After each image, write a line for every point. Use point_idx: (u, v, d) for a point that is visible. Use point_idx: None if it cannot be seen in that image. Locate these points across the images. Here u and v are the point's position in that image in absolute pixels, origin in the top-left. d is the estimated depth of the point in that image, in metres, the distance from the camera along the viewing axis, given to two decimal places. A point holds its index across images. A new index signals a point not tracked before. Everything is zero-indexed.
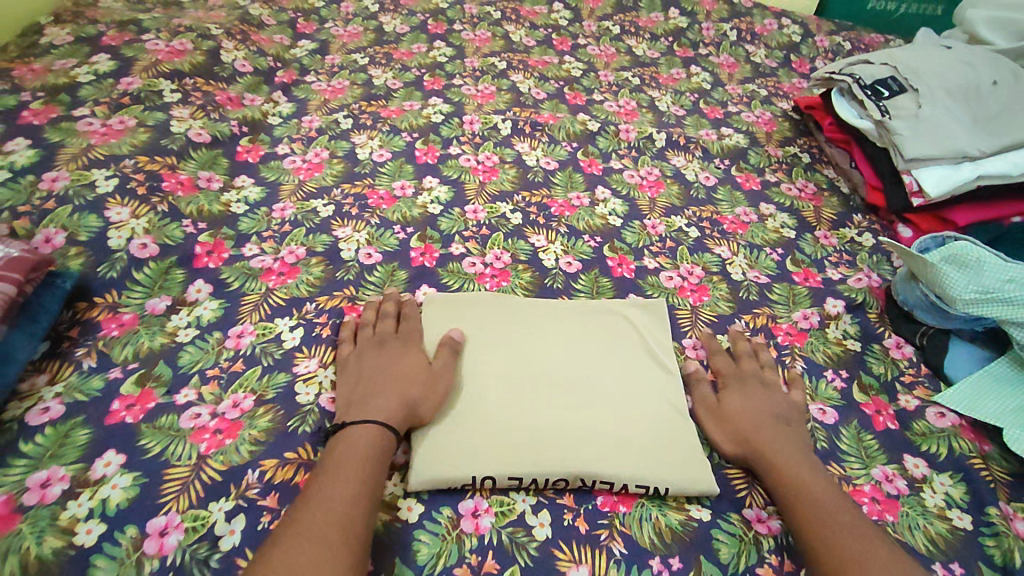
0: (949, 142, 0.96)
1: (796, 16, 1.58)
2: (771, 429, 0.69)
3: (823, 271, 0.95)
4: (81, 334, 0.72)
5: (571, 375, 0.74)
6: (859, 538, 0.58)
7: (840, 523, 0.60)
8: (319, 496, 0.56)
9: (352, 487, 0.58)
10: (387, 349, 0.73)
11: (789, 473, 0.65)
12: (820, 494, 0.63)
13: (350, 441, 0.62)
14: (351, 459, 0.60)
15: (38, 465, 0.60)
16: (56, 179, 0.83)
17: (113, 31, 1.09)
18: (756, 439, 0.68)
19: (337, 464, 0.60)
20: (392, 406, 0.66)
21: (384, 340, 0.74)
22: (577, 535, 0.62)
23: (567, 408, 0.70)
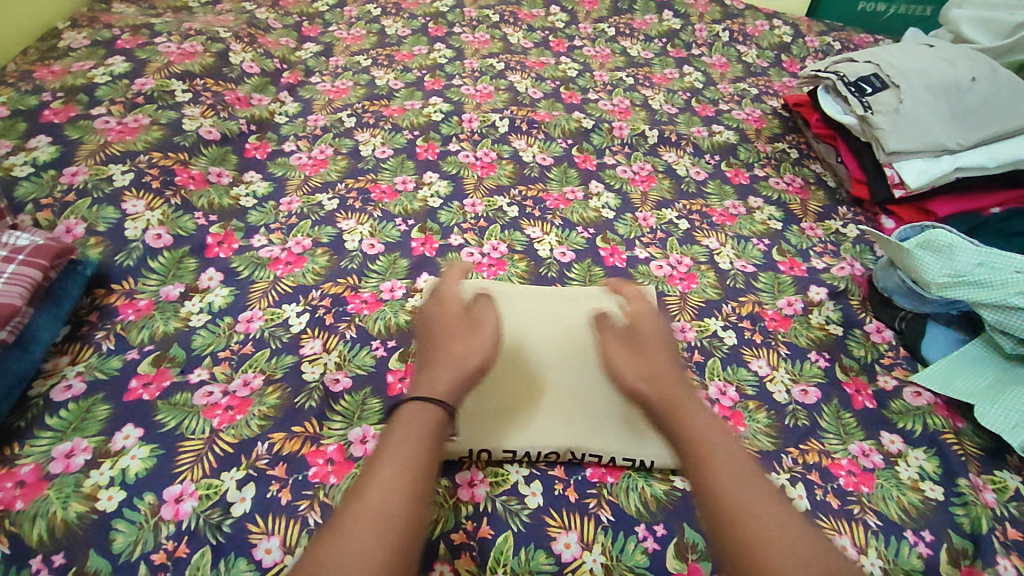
0: (927, 136, 1.01)
1: (787, 18, 1.62)
2: (681, 377, 0.66)
3: (808, 261, 0.99)
4: (100, 318, 0.77)
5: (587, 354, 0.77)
6: (760, 486, 0.55)
7: (747, 472, 0.56)
8: (378, 486, 0.53)
9: (412, 479, 0.54)
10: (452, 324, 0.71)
11: (700, 419, 0.61)
12: (727, 440, 0.59)
13: (415, 421, 0.58)
14: (417, 445, 0.57)
15: (62, 437, 0.65)
16: (75, 174, 0.87)
17: (128, 35, 1.13)
18: (674, 386, 0.65)
19: (402, 448, 0.56)
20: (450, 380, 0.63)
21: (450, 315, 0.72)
22: (567, 503, 0.65)
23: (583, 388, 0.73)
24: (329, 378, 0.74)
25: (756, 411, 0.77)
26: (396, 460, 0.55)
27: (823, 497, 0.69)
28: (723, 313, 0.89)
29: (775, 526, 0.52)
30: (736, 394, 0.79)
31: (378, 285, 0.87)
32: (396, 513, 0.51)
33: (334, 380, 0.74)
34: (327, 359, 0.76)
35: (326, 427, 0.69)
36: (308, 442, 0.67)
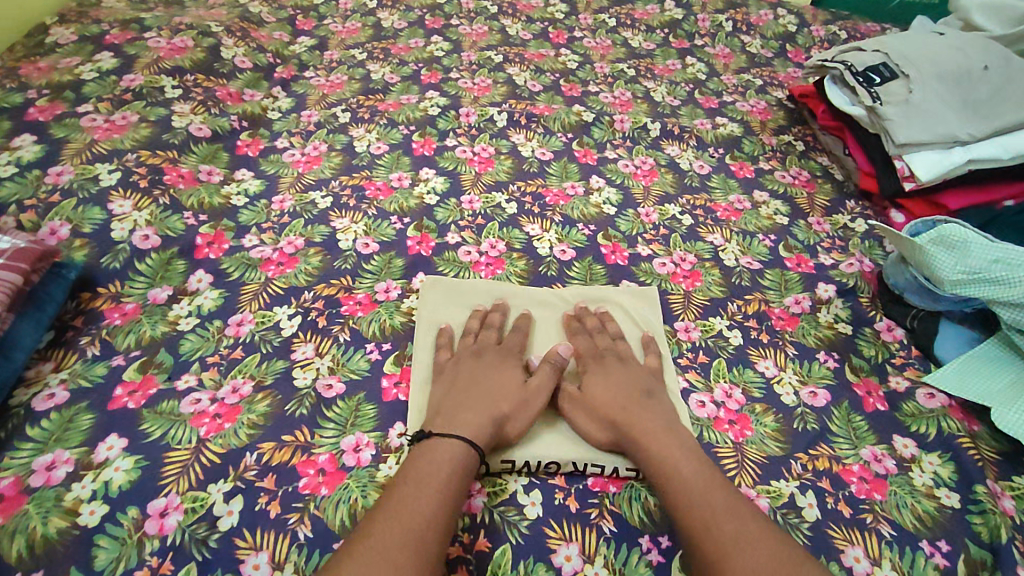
0: (940, 127, 0.97)
1: (792, 7, 1.58)
2: (637, 407, 0.68)
3: (815, 257, 0.96)
4: (85, 323, 0.75)
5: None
6: (723, 509, 0.58)
7: (708, 505, 0.58)
8: (404, 501, 0.57)
9: (436, 494, 0.58)
10: (487, 361, 0.73)
11: (659, 450, 0.64)
12: (693, 465, 0.62)
13: (434, 446, 0.62)
14: (439, 466, 0.60)
15: (43, 449, 0.63)
16: (61, 173, 0.85)
17: (116, 30, 1.11)
18: (628, 423, 0.67)
19: (426, 468, 0.60)
20: (481, 418, 0.65)
21: (483, 351, 0.74)
22: (567, 513, 0.63)
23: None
24: (321, 384, 0.72)
25: (762, 414, 0.75)
26: (430, 489, 0.58)
27: (833, 505, 0.66)
28: (729, 311, 0.87)
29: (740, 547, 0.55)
30: (741, 396, 0.76)
31: (372, 286, 0.84)
32: (418, 523, 0.55)
33: (326, 386, 0.72)
34: (319, 364, 0.74)
35: (318, 435, 0.67)
36: (299, 452, 0.65)
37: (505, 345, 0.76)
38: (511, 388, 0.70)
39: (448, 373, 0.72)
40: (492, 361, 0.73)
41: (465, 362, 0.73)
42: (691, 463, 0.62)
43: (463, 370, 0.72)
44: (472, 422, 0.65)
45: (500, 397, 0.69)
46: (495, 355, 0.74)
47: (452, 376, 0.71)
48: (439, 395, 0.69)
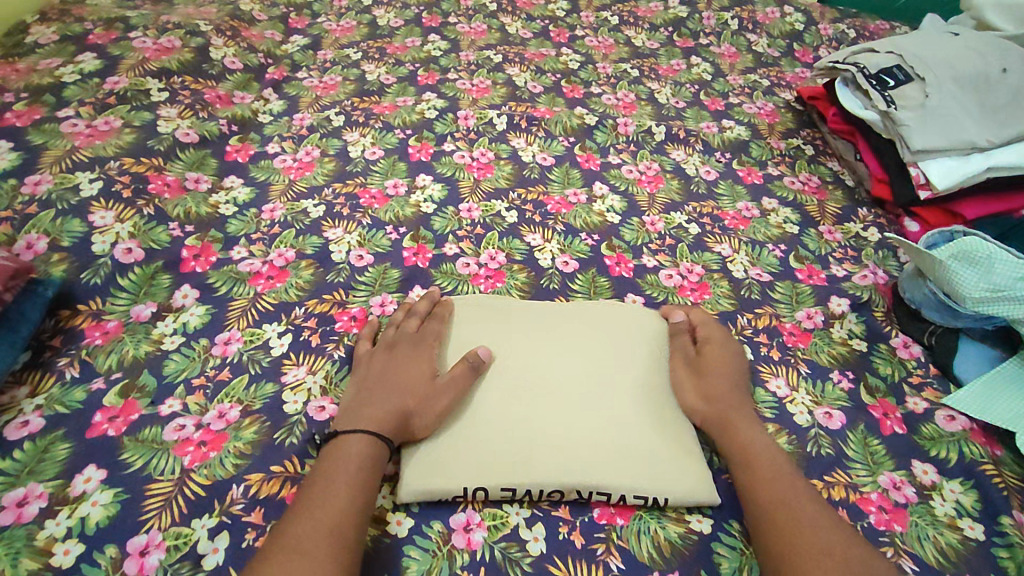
0: (956, 132, 0.94)
1: (799, 4, 1.54)
2: (736, 397, 0.70)
3: (827, 268, 0.93)
4: (64, 343, 0.71)
5: (544, 368, 0.73)
6: (800, 499, 0.60)
7: (782, 491, 0.61)
8: (315, 496, 0.56)
9: (347, 485, 0.57)
10: (400, 355, 0.70)
11: (745, 439, 0.66)
12: (770, 459, 0.64)
13: (343, 443, 0.60)
14: (348, 459, 0.59)
15: (16, 482, 0.59)
16: (39, 183, 0.81)
17: (100, 29, 1.06)
18: (725, 406, 0.69)
19: (338, 462, 0.59)
20: (386, 417, 0.63)
21: (399, 343, 0.72)
22: (572, 549, 0.60)
23: (539, 405, 0.69)
24: (312, 407, 0.68)
25: (776, 435, 0.71)
26: (350, 481, 0.57)
27: None
28: (738, 325, 0.83)
29: (820, 533, 0.56)
30: None
31: (367, 300, 0.81)
32: (331, 512, 0.54)
33: (317, 410, 0.68)
34: (311, 386, 0.70)
35: (308, 465, 0.64)
36: (288, 483, 0.62)
37: (419, 332, 0.73)
38: (419, 383, 0.67)
39: (362, 369, 0.69)
40: (405, 355, 0.70)
41: (377, 358, 0.70)
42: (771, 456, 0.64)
43: (377, 363, 0.69)
44: (371, 420, 0.62)
45: (408, 391, 0.66)
46: (409, 347, 0.71)
47: (363, 370, 0.69)
48: (351, 394, 0.67)
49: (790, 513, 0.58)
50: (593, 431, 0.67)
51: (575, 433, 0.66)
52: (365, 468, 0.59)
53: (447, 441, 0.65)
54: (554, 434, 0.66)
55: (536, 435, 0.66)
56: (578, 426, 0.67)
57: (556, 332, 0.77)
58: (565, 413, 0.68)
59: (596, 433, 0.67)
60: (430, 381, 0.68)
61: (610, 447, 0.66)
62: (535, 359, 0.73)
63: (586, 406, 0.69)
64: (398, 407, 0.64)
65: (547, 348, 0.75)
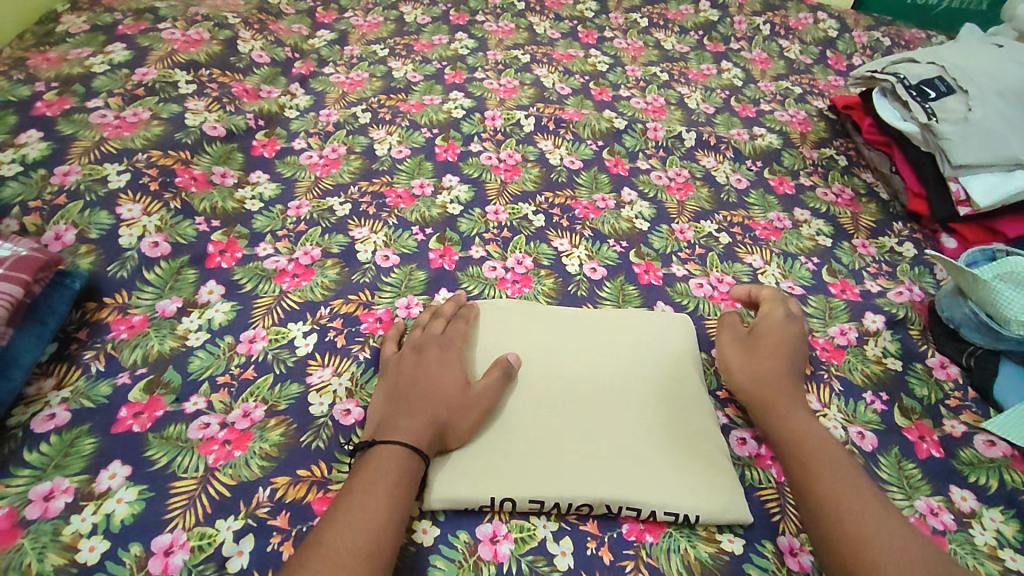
0: (999, 147, 0.92)
1: (832, 11, 1.52)
2: (786, 385, 0.69)
3: (861, 283, 0.90)
4: (90, 335, 0.70)
5: (572, 375, 0.71)
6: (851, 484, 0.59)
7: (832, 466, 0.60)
8: (353, 508, 0.54)
9: (385, 499, 0.55)
10: (428, 358, 0.69)
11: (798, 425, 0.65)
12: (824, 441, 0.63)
13: (379, 453, 0.59)
14: (385, 471, 0.58)
15: (42, 476, 0.58)
16: (67, 174, 0.80)
17: (130, 19, 1.06)
18: (775, 395, 0.68)
19: (374, 474, 0.57)
20: (421, 427, 0.62)
21: (427, 345, 0.70)
22: (600, 566, 0.58)
23: (570, 415, 0.67)
24: (337, 411, 0.67)
25: None
26: (387, 491, 0.56)
27: None
28: None
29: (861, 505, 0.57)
30: None
31: (393, 301, 0.80)
32: (369, 527, 0.53)
33: (342, 414, 0.67)
34: (336, 387, 0.69)
35: (335, 470, 0.63)
36: (314, 488, 0.61)
37: (448, 334, 0.72)
38: (452, 390, 0.66)
39: (391, 373, 0.68)
40: (436, 358, 0.69)
41: (406, 361, 0.69)
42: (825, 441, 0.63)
43: (406, 366, 0.68)
44: (408, 431, 0.61)
45: (441, 398, 0.65)
46: (438, 349, 0.70)
47: (395, 373, 0.68)
48: (382, 401, 0.65)
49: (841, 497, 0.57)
50: (625, 444, 0.65)
51: (606, 445, 0.65)
52: (402, 481, 0.57)
53: (478, 450, 0.64)
54: (583, 444, 0.65)
55: (566, 445, 0.65)
56: (612, 439, 0.66)
57: (585, 339, 0.75)
58: (597, 423, 0.67)
59: (627, 446, 0.65)
60: (465, 388, 0.66)
61: (643, 463, 0.64)
62: (565, 366, 0.72)
63: (618, 417, 0.68)
64: (431, 418, 0.63)
65: (578, 356, 0.73)
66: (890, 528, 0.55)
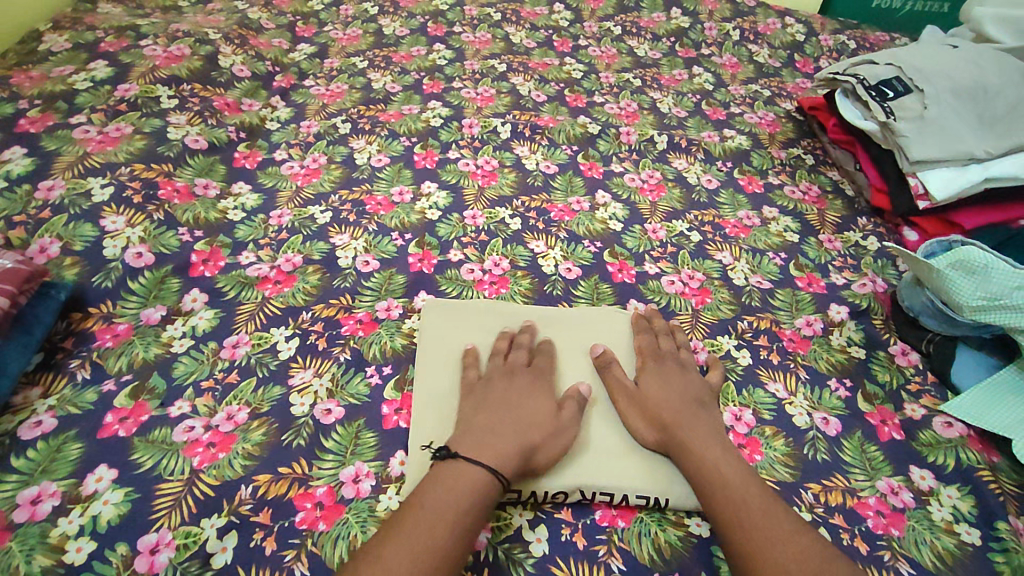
0: (954, 144, 0.95)
1: (800, 15, 1.56)
2: (687, 414, 0.67)
3: (827, 276, 0.94)
4: (75, 345, 0.72)
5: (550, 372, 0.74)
6: (745, 486, 0.61)
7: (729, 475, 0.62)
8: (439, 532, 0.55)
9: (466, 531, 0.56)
10: (519, 383, 0.69)
11: (700, 450, 0.64)
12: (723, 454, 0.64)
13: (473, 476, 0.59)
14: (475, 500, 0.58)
15: (29, 481, 0.60)
16: (51, 188, 0.82)
17: (111, 37, 1.08)
18: (678, 427, 0.66)
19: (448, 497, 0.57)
20: (509, 446, 0.62)
21: (517, 373, 0.71)
22: (575, 551, 0.61)
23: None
24: (318, 410, 0.69)
25: (772, 438, 0.73)
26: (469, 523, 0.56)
27: (850, 541, 0.64)
28: (739, 328, 0.85)
29: (761, 513, 0.59)
30: (752, 418, 0.74)
31: (373, 304, 0.82)
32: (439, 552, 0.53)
33: (323, 413, 0.69)
34: (318, 388, 0.71)
35: (316, 467, 0.64)
36: (296, 484, 0.63)
37: (534, 363, 0.72)
38: (545, 414, 0.66)
39: (479, 395, 0.68)
40: (524, 385, 0.69)
41: (497, 382, 0.69)
42: (719, 450, 0.65)
43: (496, 390, 0.68)
44: (497, 448, 0.62)
45: (531, 424, 0.65)
46: (528, 377, 0.70)
47: (481, 395, 0.68)
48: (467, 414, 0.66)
49: (737, 503, 0.59)
50: (598, 435, 0.68)
51: (582, 438, 0.68)
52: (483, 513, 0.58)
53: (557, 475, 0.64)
54: None
55: None
56: (586, 431, 0.69)
57: (559, 338, 0.78)
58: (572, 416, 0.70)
59: (602, 437, 0.68)
60: (555, 415, 0.67)
61: (615, 451, 0.67)
62: (543, 364, 0.75)
63: (594, 411, 0.70)
64: (521, 440, 0.63)
65: (552, 353, 0.76)
66: (779, 528, 0.57)
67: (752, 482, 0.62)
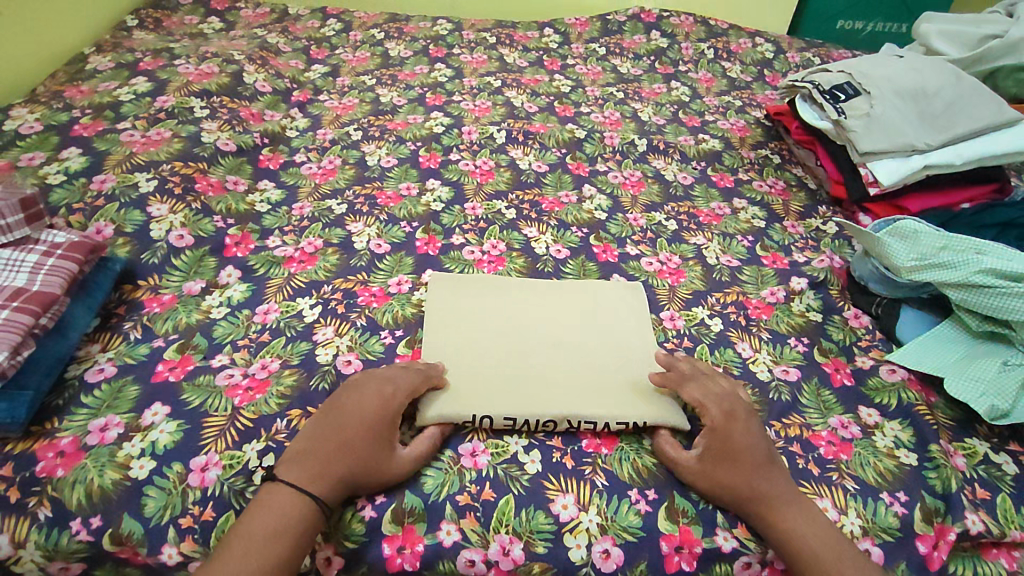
0: (897, 136, 1.07)
1: (768, 36, 1.71)
2: (761, 477, 0.68)
3: (790, 255, 1.05)
4: (127, 311, 0.83)
5: (543, 341, 0.84)
6: (834, 557, 0.63)
7: (812, 544, 0.64)
8: (261, 546, 0.59)
9: (286, 545, 0.60)
10: (367, 401, 0.69)
11: (785, 522, 0.65)
12: (807, 523, 0.65)
13: (291, 498, 0.62)
14: (294, 515, 0.61)
15: (97, 413, 0.70)
16: (104, 181, 0.94)
17: (149, 58, 1.22)
18: (756, 492, 0.67)
19: (263, 530, 0.60)
20: (332, 477, 0.64)
21: (368, 386, 0.71)
22: (564, 469, 0.71)
23: (545, 369, 0.80)
24: (340, 360, 0.80)
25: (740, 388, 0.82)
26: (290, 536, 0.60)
27: (803, 464, 0.74)
28: (709, 302, 0.95)
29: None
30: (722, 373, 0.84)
31: (386, 280, 0.93)
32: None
33: (344, 363, 0.80)
34: (339, 343, 0.82)
35: None
36: None
37: (393, 376, 0.73)
38: (375, 440, 0.67)
39: (331, 409, 0.69)
40: (370, 401, 0.69)
41: (348, 400, 0.70)
42: (803, 518, 0.65)
43: (345, 406, 0.69)
44: (320, 480, 0.63)
45: (359, 451, 0.66)
46: (376, 391, 0.70)
47: (331, 412, 0.69)
48: (311, 435, 0.67)
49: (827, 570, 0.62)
50: (583, 380, 0.79)
51: (570, 383, 0.78)
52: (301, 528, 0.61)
53: (503, 390, 0.76)
54: (552, 385, 0.77)
55: (538, 384, 0.77)
56: (574, 377, 0.79)
57: (560, 309, 0.89)
58: (563, 368, 0.80)
59: (587, 381, 0.79)
60: (389, 438, 0.68)
61: (598, 391, 0.77)
62: (541, 334, 0.84)
63: (584, 365, 0.81)
64: (348, 469, 0.65)
65: (555, 326, 0.86)
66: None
67: (830, 551, 0.63)
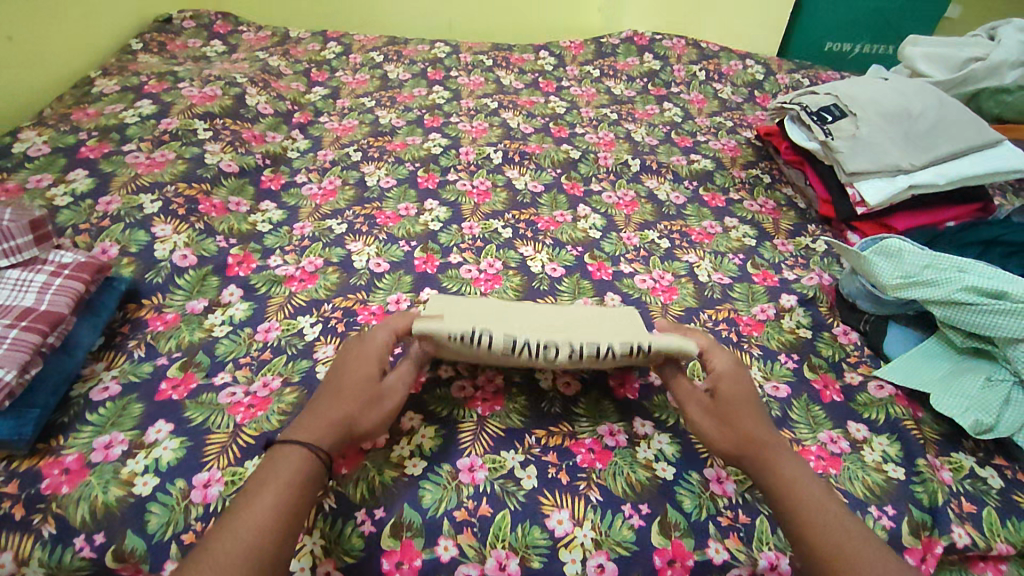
0: (883, 157, 1.10)
1: (759, 58, 1.76)
2: (761, 425, 0.70)
3: (780, 273, 1.08)
4: (131, 329, 0.85)
5: (542, 308, 0.87)
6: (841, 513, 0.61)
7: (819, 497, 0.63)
8: (250, 504, 0.57)
9: (275, 500, 0.57)
10: (355, 356, 0.73)
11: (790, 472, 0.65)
12: (809, 478, 0.65)
13: (284, 455, 0.61)
14: (285, 474, 0.59)
15: (102, 430, 0.72)
16: (110, 203, 0.96)
17: (154, 81, 1.25)
18: (756, 439, 0.68)
19: (252, 489, 0.58)
20: (321, 425, 0.64)
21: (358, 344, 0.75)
22: (559, 485, 0.72)
23: (543, 318, 0.82)
24: None
25: None
26: (281, 492, 0.58)
27: None
28: (701, 318, 0.97)
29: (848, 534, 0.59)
30: None
31: (385, 298, 0.95)
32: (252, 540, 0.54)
33: None
34: None
35: None
36: None
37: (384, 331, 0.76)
38: (362, 383, 0.69)
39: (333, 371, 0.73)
40: (359, 355, 0.73)
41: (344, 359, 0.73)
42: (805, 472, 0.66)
43: (341, 362, 0.72)
44: (307, 430, 0.64)
45: (348, 398, 0.67)
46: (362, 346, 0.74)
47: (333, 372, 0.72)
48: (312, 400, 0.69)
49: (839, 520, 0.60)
50: (580, 325, 0.81)
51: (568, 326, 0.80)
52: (294, 483, 0.59)
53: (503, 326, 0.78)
54: (551, 326, 0.80)
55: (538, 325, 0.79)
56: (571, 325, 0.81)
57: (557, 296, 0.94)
58: (560, 320, 0.82)
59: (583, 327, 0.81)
60: (376, 380, 0.70)
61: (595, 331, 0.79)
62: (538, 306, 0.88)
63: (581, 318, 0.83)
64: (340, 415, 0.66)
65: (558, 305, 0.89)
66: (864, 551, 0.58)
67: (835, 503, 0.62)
